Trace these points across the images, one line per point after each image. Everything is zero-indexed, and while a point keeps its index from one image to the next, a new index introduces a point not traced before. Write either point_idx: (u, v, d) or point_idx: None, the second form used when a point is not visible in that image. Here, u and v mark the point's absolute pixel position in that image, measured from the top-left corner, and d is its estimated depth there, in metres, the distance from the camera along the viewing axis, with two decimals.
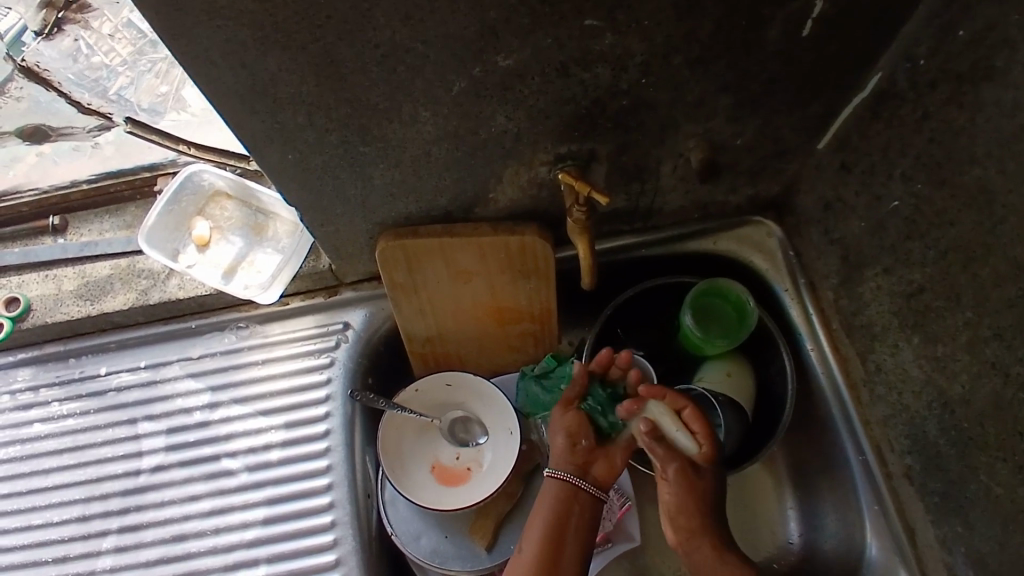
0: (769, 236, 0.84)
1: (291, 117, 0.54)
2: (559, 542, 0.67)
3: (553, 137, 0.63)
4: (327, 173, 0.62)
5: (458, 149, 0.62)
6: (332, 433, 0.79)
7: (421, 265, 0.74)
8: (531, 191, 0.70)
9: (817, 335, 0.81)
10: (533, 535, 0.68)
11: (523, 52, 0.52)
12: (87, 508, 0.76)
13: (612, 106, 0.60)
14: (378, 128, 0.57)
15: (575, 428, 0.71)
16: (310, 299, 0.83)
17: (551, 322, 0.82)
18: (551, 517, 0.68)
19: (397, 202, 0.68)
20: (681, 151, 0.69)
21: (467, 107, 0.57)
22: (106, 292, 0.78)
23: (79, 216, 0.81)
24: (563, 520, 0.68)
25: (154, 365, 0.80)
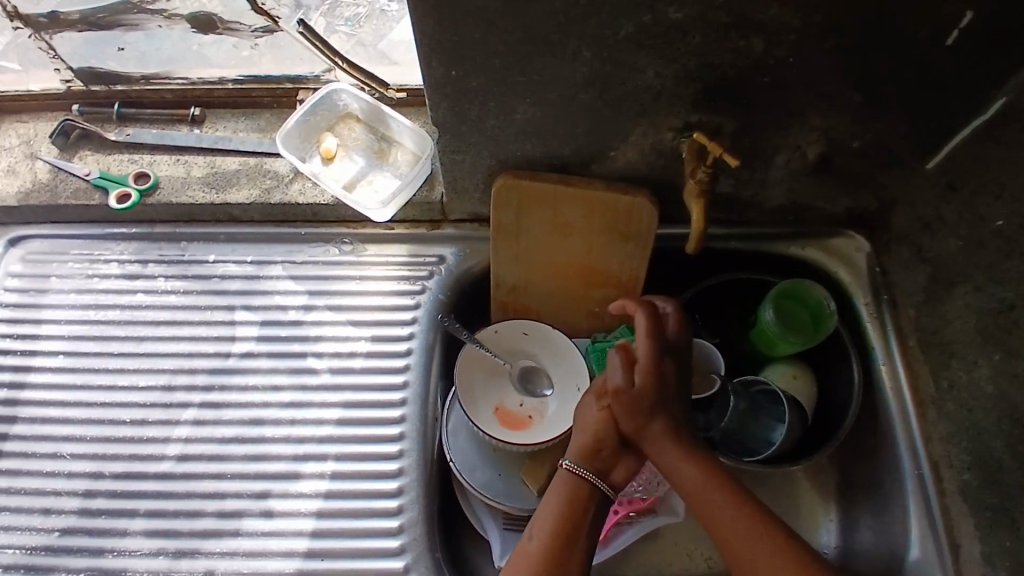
0: (857, 251, 0.87)
1: (469, 32, 0.59)
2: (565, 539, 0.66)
3: (689, 103, 0.67)
4: (477, 96, 0.66)
5: (601, 97, 0.66)
6: (413, 355, 0.83)
7: (530, 211, 0.78)
8: (651, 156, 0.74)
9: (891, 352, 0.83)
10: (540, 528, 0.67)
11: (693, 7, 0.57)
12: (173, 379, 0.80)
13: (752, 80, 0.65)
14: (540, 59, 0.62)
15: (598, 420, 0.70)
16: (413, 229, 0.87)
17: (634, 292, 0.85)
18: (560, 512, 0.67)
19: (527, 141, 0.73)
20: (799, 144, 0.73)
21: (624, 54, 0.61)
22: (231, 184, 0.83)
23: (217, 112, 0.87)
24: (570, 516, 0.67)
25: (260, 262, 0.85)
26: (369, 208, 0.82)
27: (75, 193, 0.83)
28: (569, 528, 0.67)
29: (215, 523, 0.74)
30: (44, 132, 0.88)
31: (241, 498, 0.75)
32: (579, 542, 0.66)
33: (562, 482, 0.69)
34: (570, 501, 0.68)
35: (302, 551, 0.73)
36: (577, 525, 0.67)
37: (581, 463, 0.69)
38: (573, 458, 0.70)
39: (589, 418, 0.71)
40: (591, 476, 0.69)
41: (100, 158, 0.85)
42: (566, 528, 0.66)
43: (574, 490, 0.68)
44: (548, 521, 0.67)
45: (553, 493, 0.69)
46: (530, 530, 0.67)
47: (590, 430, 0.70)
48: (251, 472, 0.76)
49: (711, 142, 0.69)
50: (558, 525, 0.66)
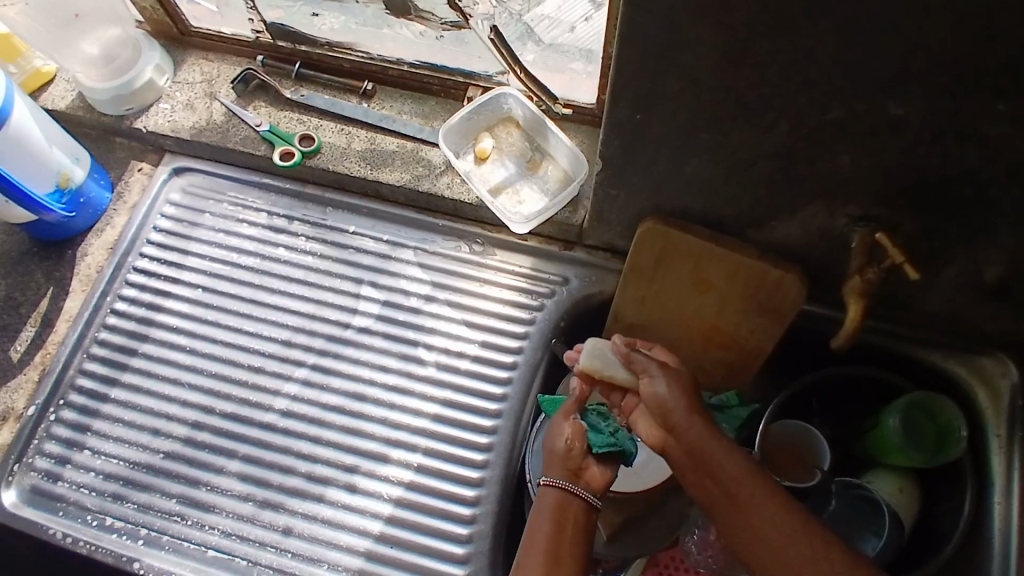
0: (1003, 375, 0.80)
1: (670, 82, 0.58)
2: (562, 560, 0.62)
3: (873, 198, 0.64)
4: (654, 142, 0.65)
5: (783, 171, 0.64)
6: (517, 369, 0.83)
7: (671, 258, 0.76)
8: (813, 237, 0.71)
9: (1011, 497, 0.77)
10: (529, 561, 0.63)
11: (915, 108, 0.54)
12: (293, 337, 0.84)
13: (951, 190, 0.60)
14: (732, 122, 0.60)
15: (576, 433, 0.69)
16: (545, 244, 0.88)
17: (752, 360, 0.83)
18: (548, 535, 0.64)
19: (688, 193, 0.71)
20: (978, 261, 0.68)
21: (824, 137, 0.59)
22: (385, 164, 0.86)
23: (386, 90, 0.90)
24: (559, 534, 0.64)
25: (393, 243, 0.87)
26: (513, 216, 0.82)
27: (243, 140, 0.88)
28: (563, 548, 0.63)
29: (303, 484, 0.78)
30: (227, 74, 0.92)
31: (331, 466, 0.78)
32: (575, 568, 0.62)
33: (543, 506, 0.66)
34: (557, 525, 0.64)
35: (374, 533, 0.76)
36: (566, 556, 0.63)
37: (558, 477, 0.67)
38: (551, 475, 0.67)
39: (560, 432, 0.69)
40: (569, 492, 0.66)
41: (272, 112, 0.90)
42: (556, 556, 0.63)
43: (558, 505, 0.65)
44: (539, 550, 0.63)
45: (539, 521, 0.65)
46: (522, 564, 0.63)
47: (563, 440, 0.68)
48: (345, 444, 0.79)
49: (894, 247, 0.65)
50: (547, 555, 0.63)
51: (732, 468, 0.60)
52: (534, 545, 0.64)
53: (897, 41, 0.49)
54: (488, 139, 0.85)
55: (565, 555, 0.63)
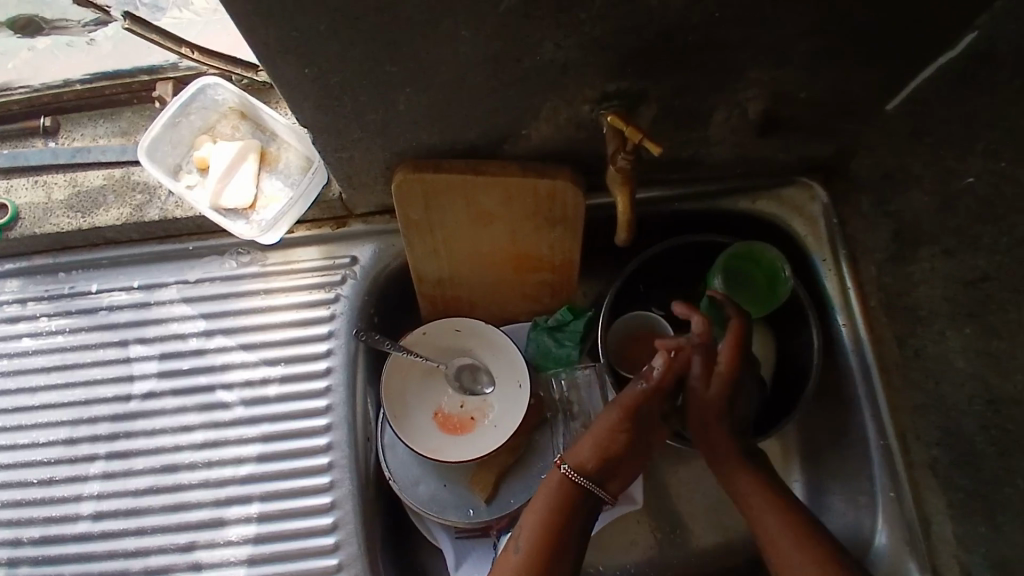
0: (812, 199, 0.79)
1: (315, 25, 0.47)
2: (554, 535, 0.63)
3: (603, 74, 0.57)
4: (347, 94, 0.55)
5: (497, 78, 0.55)
6: (334, 372, 0.75)
7: (440, 202, 0.68)
8: (569, 131, 0.64)
9: (852, 311, 0.76)
10: (524, 535, 0.64)
11: None
12: (74, 432, 0.73)
13: (674, 41, 0.54)
14: (410, 45, 0.50)
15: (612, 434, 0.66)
16: (317, 229, 0.77)
17: (569, 275, 0.77)
18: (550, 513, 0.64)
19: (420, 131, 0.62)
20: (739, 101, 0.63)
21: (514, 28, 0.50)
22: (98, 205, 0.73)
23: (70, 117, 0.76)
24: (563, 510, 0.65)
25: (149, 287, 0.76)
26: (257, 229, 0.72)
27: None
28: (560, 526, 0.64)
29: None
30: None
31: (167, 553, 0.70)
32: (571, 544, 0.64)
33: (557, 482, 0.66)
34: (559, 503, 0.65)
35: None
36: (563, 535, 0.64)
37: (585, 465, 0.66)
38: (586, 458, 0.66)
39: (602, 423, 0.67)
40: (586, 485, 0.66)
41: None
42: (553, 534, 0.63)
43: (573, 489, 0.65)
44: (536, 527, 0.64)
45: (539, 497, 0.65)
46: (517, 536, 0.64)
47: (605, 433, 0.66)
48: (173, 524, 0.70)
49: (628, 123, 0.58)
50: (544, 536, 0.63)
51: (760, 495, 0.66)
52: (531, 513, 0.65)
53: None
54: (201, 146, 0.73)
55: (562, 532, 0.64)
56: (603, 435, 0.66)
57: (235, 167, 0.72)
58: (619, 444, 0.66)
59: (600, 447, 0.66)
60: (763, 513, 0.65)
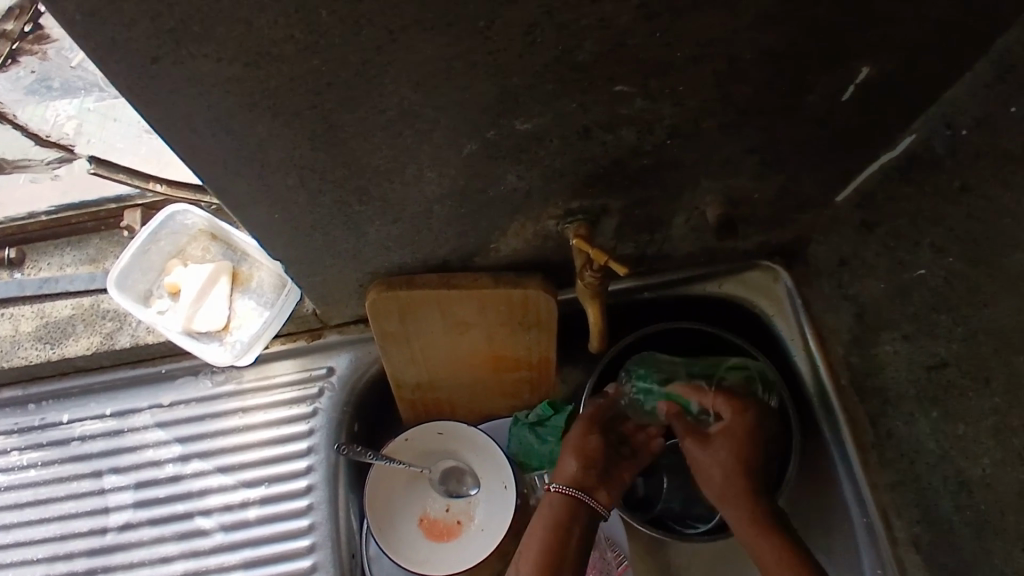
0: (776, 281, 0.81)
1: (281, 181, 0.48)
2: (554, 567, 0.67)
3: (566, 195, 0.58)
4: (316, 231, 0.56)
5: (463, 207, 0.56)
6: (315, 490, 0.74)
7: (414, 315, 0.68)
8: (537, 242, 0.65)
9: (824, 390, 0.76)
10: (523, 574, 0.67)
11: (544, 117, 0.46)
12: (50, 570, 0.70)
13: (633, 164, 0.55)
14: (377, 189, 0.51)
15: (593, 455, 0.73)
16: (292, 342, 0.77)
17: (547, 371, 0.78)
18: (544, 543, 0.68)
19: (391, 254, 0.62)
20: (697, 205, 0.65)
21: (477, 167, 0.51)
22: (67, 335, 0.74)
23: (35, 248, 0.77)
24: (558, 539, 0.69)
25: (121, 413, 0.75)
26: (230, 352, 0.72)
27: None
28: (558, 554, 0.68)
29: None
30: None
31: None
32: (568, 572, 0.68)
33: (551, 506, 0.70)
34: (551, 532, 0.69)
35: None
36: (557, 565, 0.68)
37: (568, 486, 0.71)
38: (561, 482, 0.72)
39: (568, 458, 0.73)
40: (576, 497, 0.71)
41: None
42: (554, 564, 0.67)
43: (561, 513, 0.70)
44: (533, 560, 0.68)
45: (534, 534, 0.69)
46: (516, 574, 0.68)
47: (572, 454, 0.73)
48: None
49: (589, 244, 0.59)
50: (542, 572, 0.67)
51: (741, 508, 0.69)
52: (528, 554, 0.68)
53: (476, 64, 0.40)
54: (173, 271, 0.73)
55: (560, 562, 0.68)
56: (579, 448, 0.73)
57: (207, 291, 0.73)
58: (589, 447, 0.73)
59: (580, 467, 0.72)
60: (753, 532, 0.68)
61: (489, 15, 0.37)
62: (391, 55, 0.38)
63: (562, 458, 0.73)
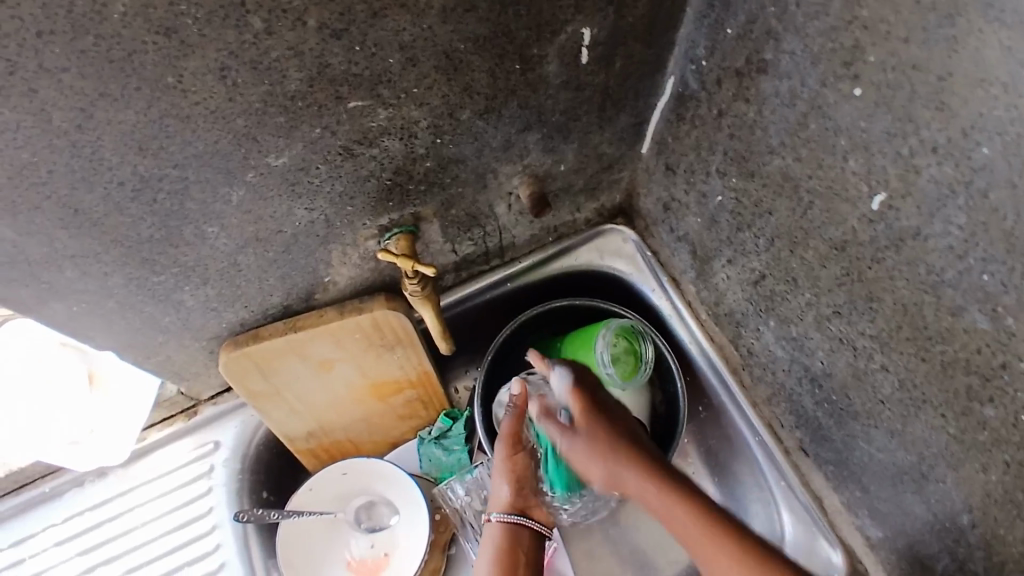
0: (625, 241, 0.85)
1: (58, 274, 0.48)
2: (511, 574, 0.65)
3: (368, 214, 0.60)
4: (130, 311, 0.56)
5: (267, 251, 0.58)
6: (229, 565, 0.73)
7: (274, 367, 0.69)
8: (368, 264, 0.67)
9: (693, 332, 0.81)
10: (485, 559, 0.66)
11: (293, 148, 0.48)
12: None
13: (416, 169, 0.57)
14: (164, 256, 0.52)
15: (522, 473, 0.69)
16: (170, 425, 0.76)
17: (431, 384, 0.79)
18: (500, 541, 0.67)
19: (223, 314, 0.63)
20: (508, 190, 0.68)
21: (257, 211, 0.52)
22: None
23: None
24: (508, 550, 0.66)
25: (17, 542, 0.73)
26: (108, 451, 0.74)
27: None
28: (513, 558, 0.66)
29: None
30: None
31: None
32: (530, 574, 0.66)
33: (495, 537, 0.67)
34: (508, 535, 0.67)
35: None
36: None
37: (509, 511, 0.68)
38: (500, 506, 0.69)
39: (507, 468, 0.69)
40: (519, 523, 0.68)
41: None
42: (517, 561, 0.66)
43: (514, 533, 0.67)
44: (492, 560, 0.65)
45: (487, 548, 0.67)
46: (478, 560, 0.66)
47: (509, 475, 0.69)
48: None
49: (401, 254, 0.63)
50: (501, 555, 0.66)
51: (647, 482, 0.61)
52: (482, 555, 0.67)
53: (189, 117, 0.42)
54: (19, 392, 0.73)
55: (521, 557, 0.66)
56: (510, 472, 0.69)
57: (67, 399, 0.74)
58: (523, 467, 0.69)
59: (508, 487, 0.69)
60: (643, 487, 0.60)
61: (173, 72, 0.39)
62: (96, 129, 0.40)
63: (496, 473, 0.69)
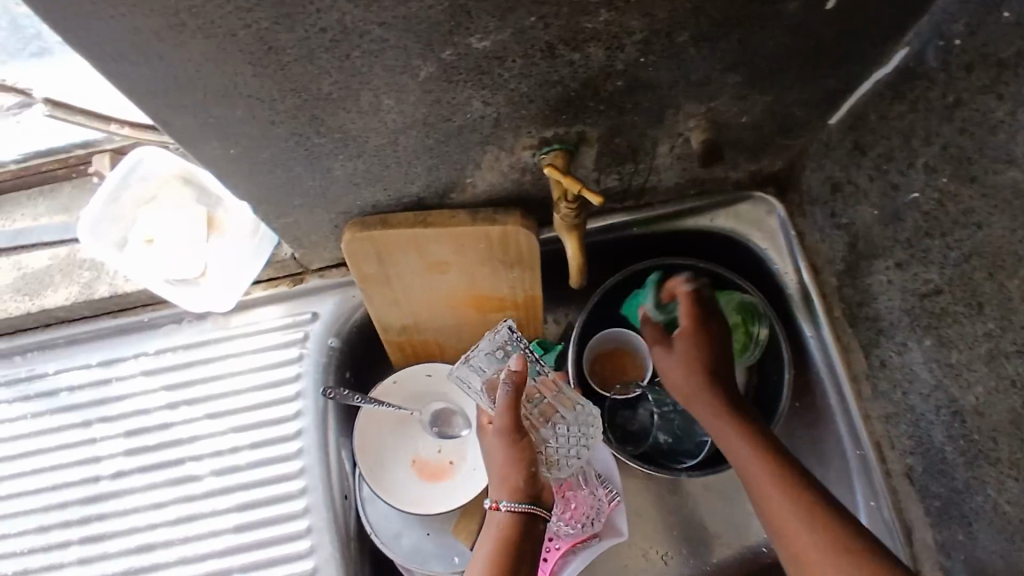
0: (769, 214, 0.78)
1: (229, 111, 0.46)
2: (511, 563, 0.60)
3: (537, 122, 0.55)
4: (278, 168, 0.54)
5: (429, 137, 0.54)
6: (305, 435, 0.74)
7: (392, 256, 0.67)
8: (513, 175, 0.63)
9: (818, 326, 0.75)
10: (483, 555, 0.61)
11: (502, 33, 0.44)
12: (46, 519, 0.72)
13: (605, 86, 0.52)
14: (333, 118, 0.49)
15: (512, 461, 0.62)
16: (273, 288, 0.76)
17: (533, 311, 0.76)
18: (502, 535, 0.62)
19: (361, 192, 0.60)
20: (680, 131, 0.62)
21: (437, 93, 0.48)
22: (45, 285, 0.72)
23: (12, 198, 0.76)
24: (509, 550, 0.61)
25: (107, 363, 0.75)
26: (215, 297, 0.73)
27: None
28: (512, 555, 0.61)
29: None
30: None
31: None
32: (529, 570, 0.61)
33: (501, 528, 0.62)
34: (512, 525, 0.62)
35: None
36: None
37: (517, 503, 0.62)
38: (501, 498, 0.63)
39: (496, 453, 0.64)
40: (524, 511, 0.62)
41: None
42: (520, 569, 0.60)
43: (522, 527, 0.62)
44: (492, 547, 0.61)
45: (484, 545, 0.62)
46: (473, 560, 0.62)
47: (500, 463, 0.63)
48: None
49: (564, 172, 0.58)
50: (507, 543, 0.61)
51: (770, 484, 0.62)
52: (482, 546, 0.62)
53: None
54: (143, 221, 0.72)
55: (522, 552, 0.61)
56: (504, 460, 0.63)
57: (185, 236, 0.72)
58: (529, 452, 0.63)
59: (501, 474, 0.63)
60: (773, 489, 0.62)
61: None
62: None
63: (493, 461, 0.64)
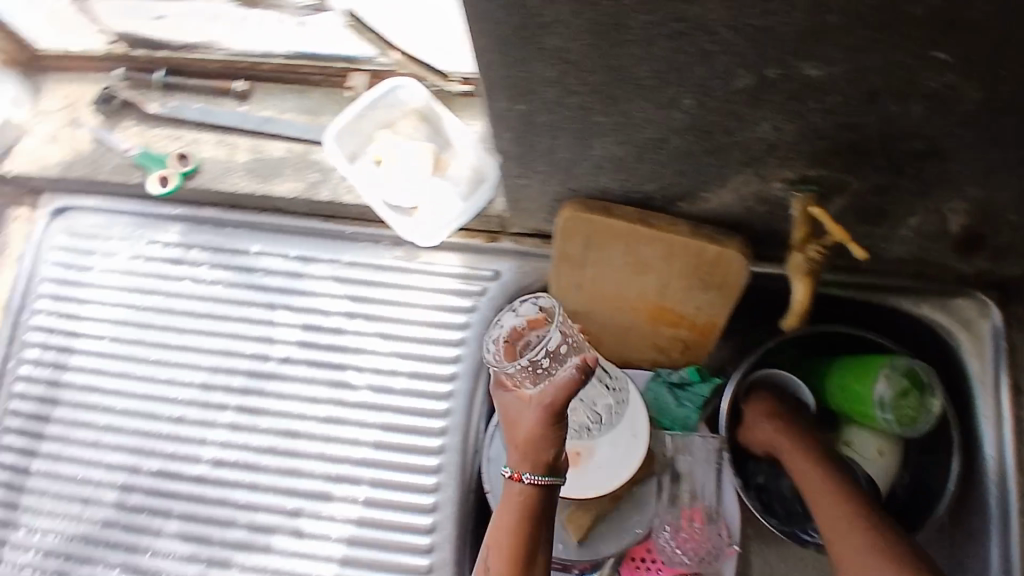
0: (984, 317, 0.73)
1: (544, 69, 0.47)
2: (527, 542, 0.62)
3: (809, 160, 0.54)
4: (548, 132, 0.55)
5: (700, 144, 0.54)
6: (456, 380, 0.76)
7: (599, 244, 0.67)
8: (752, 203, 0.61)
9: (1000, 445, 0.71)
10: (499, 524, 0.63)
11: (839, 66, 0.44)
12: (210, 380, 0.78)
13: (898, 144, 0.51)
14: (628, 103, 0.50)
15: (537, 434, 0.62)
16: (468, 238, 0.79)
17: (707, 338, 0.75)
18: (524, 514, 0.62)
19: (602, 175, 0.61)
20: (941, 209, 0.59)
21: (738, 106, 0.49)
22: (276, 174, 0.77)
23: (265, 87, 0.80)
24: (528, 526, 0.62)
25: (304, 258, 0.79)
26: (422, 232, 0.75)
27: (117, 169, 0.79)
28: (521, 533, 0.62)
29: (245, 535, 0.74)
30: (85, 94, 0.82)
31: (273, 513, 0.74)
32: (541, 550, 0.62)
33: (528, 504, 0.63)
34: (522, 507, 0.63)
35: None
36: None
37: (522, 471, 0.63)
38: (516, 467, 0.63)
39: (514, 414, 0.62)
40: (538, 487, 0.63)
41: (142, 131, 0.80)
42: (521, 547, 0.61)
43: (529, 503, 0.63)
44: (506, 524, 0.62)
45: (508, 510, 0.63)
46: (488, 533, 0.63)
47: (517, 425, 0.62)
48: (282, 487, 0.75)
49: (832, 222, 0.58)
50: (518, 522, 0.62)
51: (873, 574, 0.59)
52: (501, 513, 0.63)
53: None
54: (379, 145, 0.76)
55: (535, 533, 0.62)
56: (528, 429, 0.62)
57: (411, 168, 0.74)
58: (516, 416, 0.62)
59: (520, 441, 0.63)
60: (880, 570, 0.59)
61: None
62: None
63: (515, 422, 0.63)
